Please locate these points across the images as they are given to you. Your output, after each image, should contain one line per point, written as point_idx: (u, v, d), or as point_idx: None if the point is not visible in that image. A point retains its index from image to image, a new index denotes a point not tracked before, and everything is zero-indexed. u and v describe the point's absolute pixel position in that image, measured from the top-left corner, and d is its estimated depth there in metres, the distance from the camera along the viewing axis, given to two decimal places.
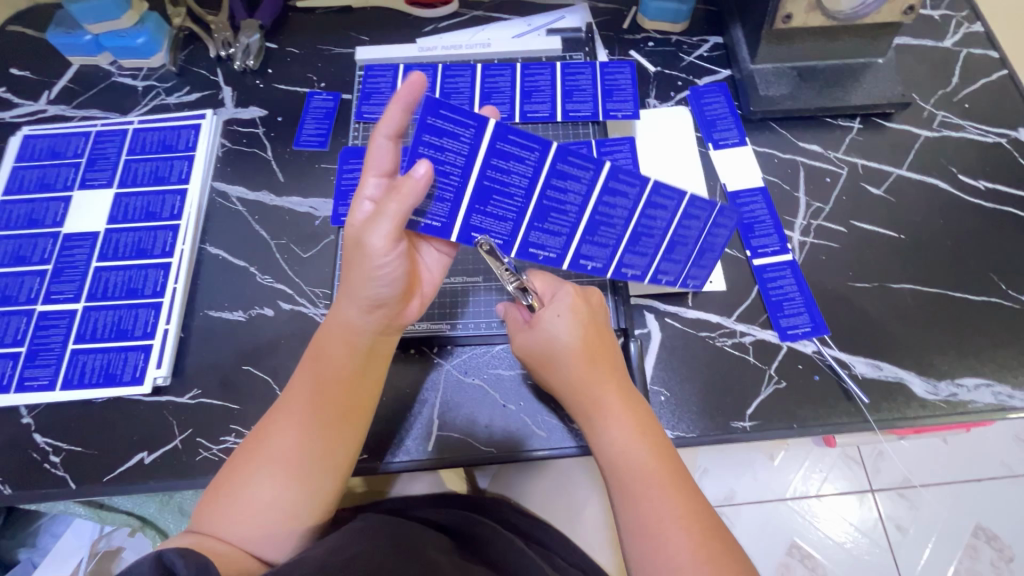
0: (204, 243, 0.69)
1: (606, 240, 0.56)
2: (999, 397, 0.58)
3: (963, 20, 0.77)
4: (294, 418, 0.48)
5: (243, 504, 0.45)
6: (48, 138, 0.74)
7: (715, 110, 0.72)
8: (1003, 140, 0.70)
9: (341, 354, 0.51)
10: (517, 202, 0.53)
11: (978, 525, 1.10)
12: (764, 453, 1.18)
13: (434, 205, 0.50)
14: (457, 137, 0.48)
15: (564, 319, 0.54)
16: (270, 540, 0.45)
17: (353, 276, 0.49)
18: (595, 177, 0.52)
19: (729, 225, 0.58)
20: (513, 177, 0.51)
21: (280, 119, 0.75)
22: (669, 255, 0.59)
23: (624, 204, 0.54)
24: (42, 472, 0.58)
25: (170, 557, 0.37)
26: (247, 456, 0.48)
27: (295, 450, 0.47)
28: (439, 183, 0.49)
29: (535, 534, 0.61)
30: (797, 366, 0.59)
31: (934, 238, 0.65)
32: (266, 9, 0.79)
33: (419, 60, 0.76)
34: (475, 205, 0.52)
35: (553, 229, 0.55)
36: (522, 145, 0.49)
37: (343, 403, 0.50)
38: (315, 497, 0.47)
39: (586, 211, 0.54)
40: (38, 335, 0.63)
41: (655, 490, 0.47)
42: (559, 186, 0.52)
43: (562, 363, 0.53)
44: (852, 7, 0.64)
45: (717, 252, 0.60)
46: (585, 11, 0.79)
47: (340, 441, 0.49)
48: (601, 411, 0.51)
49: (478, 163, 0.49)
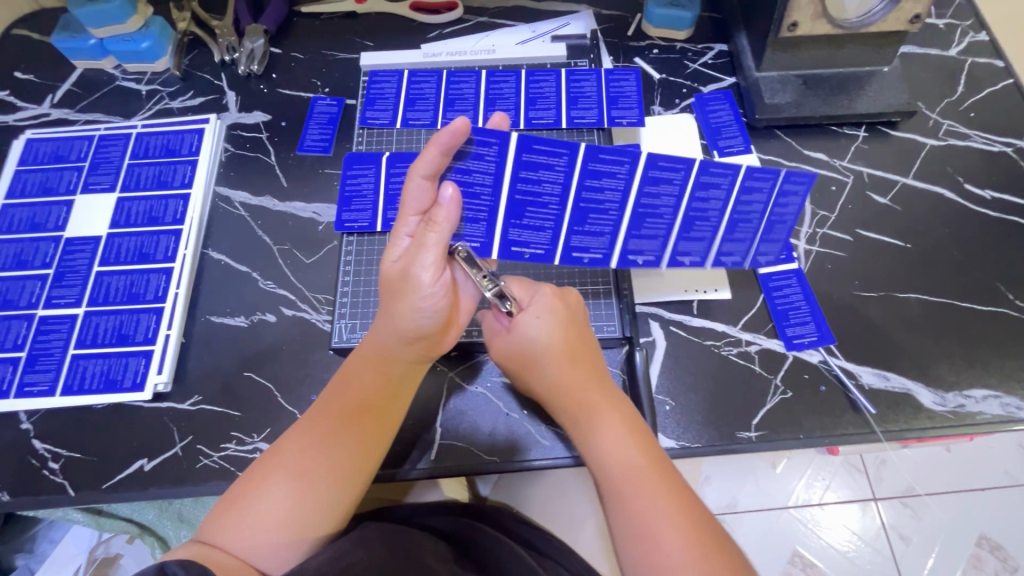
0: (206, 248, 0.68)
1: (655, 231, 0.57)
2: (1007, 408, 0.57)
3: (968, 29, 0.77)
4: (313, 435, 0.48)
5: (250, 516, 0.45)
6: (51, 142, 0.73)
7: (720, 117, 0.72)
8: (1009, 148, 0.70)
9: (369, 377, 0.51)
10: (553, 209, 0.55)
11: (982, 535, 1.09)
12: (767, 461, 1.17)
13: (470, 226, 0.55)
14: (483, 157, 0.51)
15: (544, 321, 0.53)
16: (271, 558, 0.44)
17: (395, 308, 0.50)
18: (632, 169, 0.54)
19: (801, 191, 0.55)
20: (545, 186, 0.54)
21: (284, 124, 0.75)
22: (730, 235, 0.57)
23: (667, 191, 0.55)
24: (41, 478, 0.58)
25: (172, 568, 0.37)
26: (256, 472, 0.47)
27: (312, 468, 0.47)
28: (472, 205, 0.54)
29: (538, 545, 0.60)
30: (803, 376, 0.59)
31: (941, 248, 0.65)
32: (271, 13, 0.79)
33: (424, 65, 0.76)
34: (510, 219, 0.55)
35: (594, 229, 0.57)
36: (550, 152, 0.52)
37: (366, 428, 0.49)
38: (319, 517, 0.46)
39: (627, 206, 0.55)
40: (38, 340, 0.62)
41: (645, 491, 0.46)
42: (596, 185, 0.55)
43: (544, 367, 0.53)
44: (858, 15, 0.64)
45: (789, 225, 0.57)
46: (589, 18, 0.79)
47: (359, 466, 0.48)
48: (588, 414, 0.51)
49: (507, 177, 0.53)
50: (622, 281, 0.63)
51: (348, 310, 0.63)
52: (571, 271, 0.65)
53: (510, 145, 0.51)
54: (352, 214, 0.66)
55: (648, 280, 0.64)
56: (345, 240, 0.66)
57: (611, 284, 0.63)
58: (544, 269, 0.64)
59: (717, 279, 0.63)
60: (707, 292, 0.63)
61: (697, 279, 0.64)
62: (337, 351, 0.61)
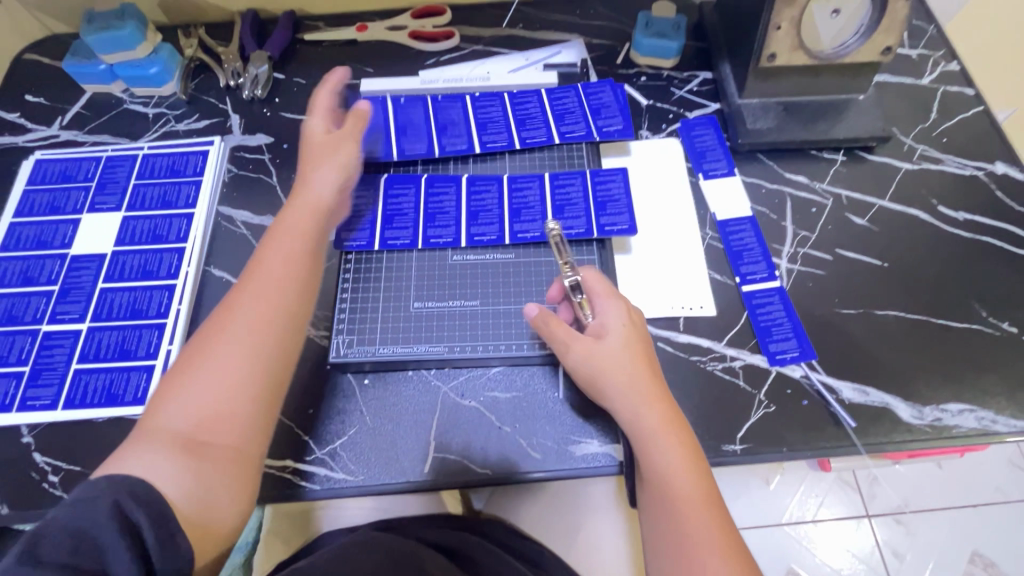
0: (208, 265, 0.70)
1: (498, 130, 0.74)
2: (982, 422, 0.59)
3: (940, 59, 0.81)
4: (250, 292, 0.53)
5: (183, 416, 0.47)
6: (60, 163, 0.76)
7: (705, 141, 0.75)
8: (981, 173, 0.73)
9: (276, 257, 0.55)
10: (423, 127, 0.74)
11: (974, 552, 1.11)
12: (761, 477, 1.18)
13: (370, 145, 0.72)
14: (370, 113, 0.75)
15: (615, 331, 0.56)
16: (222, 415, 0.47)
17: (311, 167, 0.62)
18: (463, 104, 0.76)
19: (606, 90, 0.76)
20: (415, 117, 0.75)
21: (286, 146, 0.77)
22: (563, 122, 0.74)
23: (495, 107, 0.76)
24: (40, 492, 0.59)
25: (128, 505, 0.41)
26: (198, 346, 0.51)
27: (230, 350, 0.49)
28: (372, 136, 0.73)
29: (529, 554, 0.66)
30: (786, 391, 0.61)
31: (916, 267, 0.67)
32: (275, 41, 0.83)
33: (421, 92, 0.79)
34: (399, 138, 0.73)
35: (455, 135, 0.74)
36: (411, 101, 0.76)
37: (271, 300, 0.53)
38: (261, 360, 0.50)
39: (469, 118, 0.75)
40: (42, 355, 0.64)
41: (698, 518, 0.49)
42: (446, 113, 0.76)
43: (617, 379, 0.54)
44: (832, 47, 0.68)
45: (612, 107, 0.75)
46: (581, 47, 0.83)
47: (282, 336, 0.52)
48: (658, 435, 0.52)
49: (390, 117, 0.75)
50: None
51: (345, 325, 0.64)
52: None
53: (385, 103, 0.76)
54: (350, 233, 0.67)
55: (636, 298, 0.66)
56: (344, 258, 0.67)
57: None
58: (535, 281, 0.66)
59: (703, 297, 0.66)
60: (693, 309, 0.65)
61: (684, 297, 0.66)
62: (335, 366, 0.62)
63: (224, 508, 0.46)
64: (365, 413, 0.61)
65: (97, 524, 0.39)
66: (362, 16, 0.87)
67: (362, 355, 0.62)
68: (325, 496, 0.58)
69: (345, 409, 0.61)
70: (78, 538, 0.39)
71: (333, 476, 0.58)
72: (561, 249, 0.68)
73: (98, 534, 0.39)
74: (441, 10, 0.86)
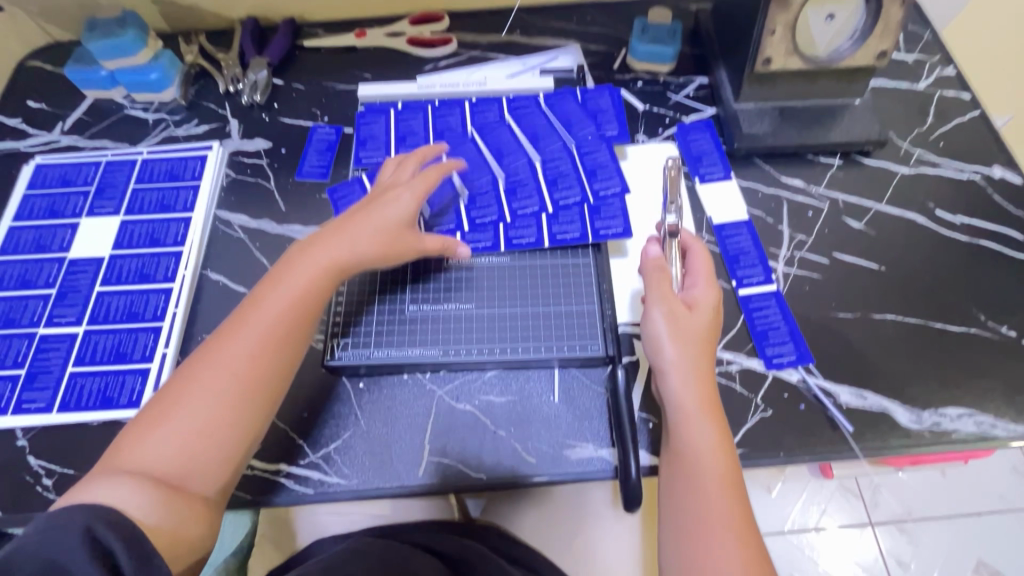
0: (205, 269, 0.71)
1: (495, 134, 0.75)
2: (982, 427, 0.58)
3: (936, 64, 0.81)
4: (237, 343, 0.52)
5: (158, 460, 0.47)
6: (60, 168, 0.76)
7: (701, 145, 0.75)
8: (978, 176, 0.73)
9: (274, 313, 0.53)
10: (421, 135, 0.75)
11: (979, 561, 1.09)
12: (763, 485, 1.17)
13: (370, 153, 0.74)
14: (374, 123, 0.77)
15: (705, 312, 0.57)
16: (195, 467, 0.48)
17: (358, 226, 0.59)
18: (461, 111, 0.77)
19: (603, 95, 0.77)
20: (415, 124, 0.76)
21: (284, 151, 0.78)
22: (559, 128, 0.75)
23: (492, 112, 0.76)
24: (34, 495, 0.59)
25: (100, 531, 0.40)
26: (178, 386, 0.50)
27: (218, 400, 0.49)
28: (372, 144, 0.75)
29: (525, 560, 0.66)
30: (783, 395, 0.61)
31: (914, 271, 0.67)
32: (275, 48, 0.83)
33: (419, 97, 0.79)
34: (398, 146, 0.75)
35: (451, 140, 0.74)
36: (412, 110, 0.77)
37: (260, 356, 0.52)
38: (236, 421, 0.50)
39: (466, 123, 0.76)
40: (37, 358, 0.64)
41: (719, 497, 0.49)
42: (444, 119, 0.76)
43: (689, 354, 0.54)
44: (827, 51, 0.68)
45: (610, 113, 0.75)
46: (577, 53, 0.83)
47: (259, 396, 0.51)
48: (701, 412, 0.52)
49: (392, 125, 0.76)
50: (604, 302, 0.65)
51: (341, 329, 0.64)
52: (560, 295, 0.66)
53: (388, 114, 0.77)
54: None
55: (631, 303, 0.66)
56: None
57: (595, 305, 0.65)
58: (531, 285, 0.66)
59: None
60: None
61: None
62: (330, 368, 0.62)
63: (197, 540, 0.47)
64: (359, 417, 0.61)
65: (64, 551, 0.38)
66: (360, 22, 0.88)
67: (358, 358, 0.62)
68: (318, 501, 0.58)
69: (340, 413, 0.61)
70: (46, 561, 0.38)
71: (327, 480, 0.58)
72: (554, 254, 0.68)
73: (64, 557, 0.38)
74: (439, 17, 0.87)
